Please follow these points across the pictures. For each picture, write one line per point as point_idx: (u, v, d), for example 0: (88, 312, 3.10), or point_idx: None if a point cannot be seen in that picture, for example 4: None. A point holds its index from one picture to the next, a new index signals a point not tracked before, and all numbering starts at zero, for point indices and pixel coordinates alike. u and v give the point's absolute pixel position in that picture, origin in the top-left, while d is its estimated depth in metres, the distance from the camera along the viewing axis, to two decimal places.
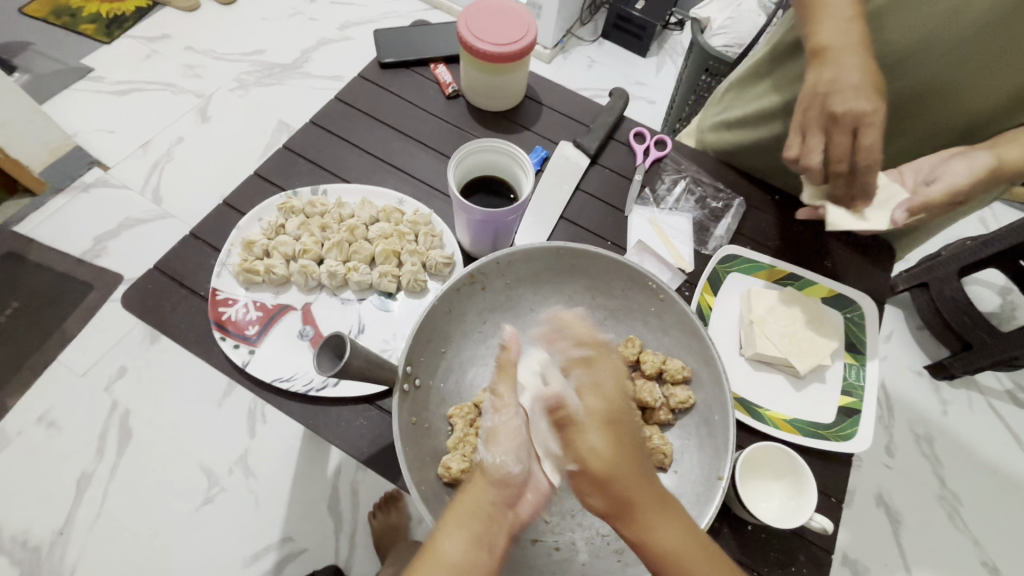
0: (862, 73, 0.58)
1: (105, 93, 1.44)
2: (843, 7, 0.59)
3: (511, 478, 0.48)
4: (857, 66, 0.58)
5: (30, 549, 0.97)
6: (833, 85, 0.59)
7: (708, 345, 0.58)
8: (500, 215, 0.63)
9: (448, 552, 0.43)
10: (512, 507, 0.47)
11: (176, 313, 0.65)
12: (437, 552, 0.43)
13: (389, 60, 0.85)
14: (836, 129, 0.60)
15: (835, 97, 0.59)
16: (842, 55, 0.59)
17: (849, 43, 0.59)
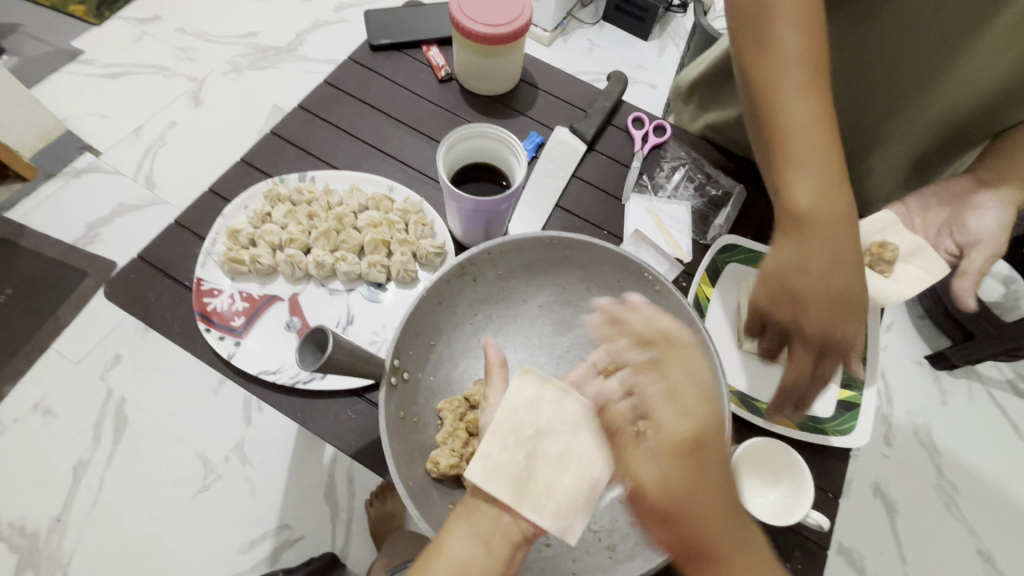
0: (827, 272, 0.49)
1: (95, 76, 1.41)
2: (824, 157, 0.53)
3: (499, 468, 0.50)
4: (828, 262, 0.49)
5: (28, 535, 0.98)
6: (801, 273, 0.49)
7: (704, 338, 0.56)
8: (491, 204, 0.61)
9: (453, 547, 0.46)
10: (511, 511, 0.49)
11: (160, 304, 0.64)
12: (443, 548, 0.46)
13: (381, 43, 0.82)
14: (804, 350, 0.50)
15: (797, 284, 0.49)
16: (817, 233, 0.50)
17: (828, 222, 0.50)
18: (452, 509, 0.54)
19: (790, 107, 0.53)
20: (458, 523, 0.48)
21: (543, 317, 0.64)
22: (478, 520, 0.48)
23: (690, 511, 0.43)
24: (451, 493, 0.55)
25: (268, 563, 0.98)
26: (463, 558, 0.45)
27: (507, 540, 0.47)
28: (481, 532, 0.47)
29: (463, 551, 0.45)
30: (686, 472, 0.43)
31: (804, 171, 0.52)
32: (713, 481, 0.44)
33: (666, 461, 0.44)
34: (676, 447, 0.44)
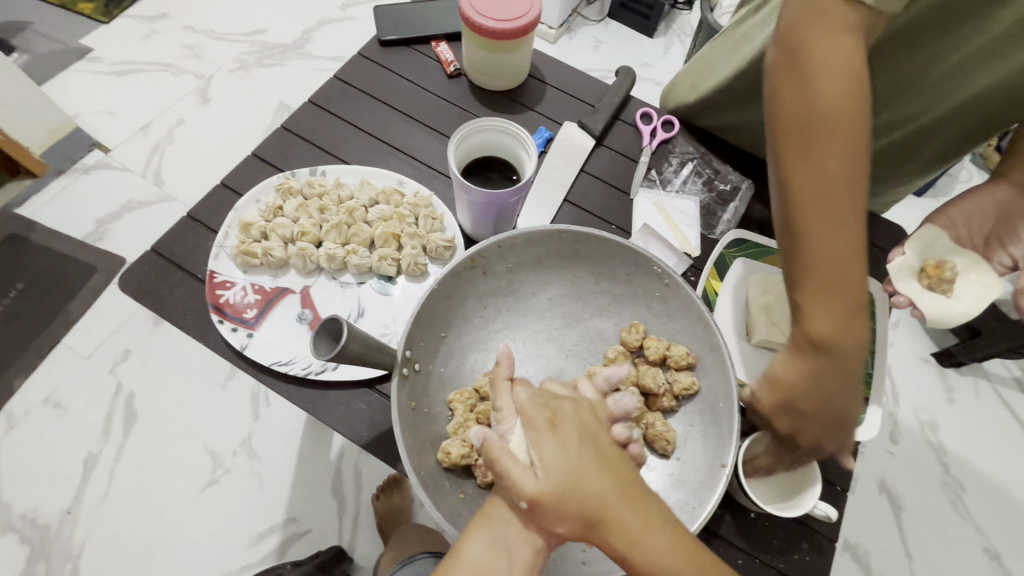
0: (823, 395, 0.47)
1: (104, 74, 1.42)
2: (837, 227, 0.45)
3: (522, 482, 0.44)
4: (843, 381, 0.46)
5: (39, 527, 0.99)
6: (798, 378, 0.47)
7: (714, 331, 0.57)
8: (501, 197, 0.61)
9: (470, 553, 0.42)
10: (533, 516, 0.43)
11: (174, 296, 0.65)
12: (461, 554, 0.42)
13: (390, 38, 0.83)
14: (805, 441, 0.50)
15: (798, 397, 0.48)
16: (831, 333, 0.45)
17: (848, 353, 0.45)
18: (463, 499, 0.54)
19: (827, 226, 0.45)
20: (477, 528, 0.43)
21: (552, 310, 0.65)
22: (496, 526, 0.43)
23: (572, 501, 0.41)
24: (461, 483, 0.56)
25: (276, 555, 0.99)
26: (482, 563, 0.41)
27: (530, 546, 0.42)
28: (503, 540, 0.42)
29: (482, 559, 0.41)
30: (565, 449, 0.42)
31: (829, 301, 0.45)
32: (590, 454, 0.43)
33: (546, 443, 0.43)
34: (552, 427, 0.43)
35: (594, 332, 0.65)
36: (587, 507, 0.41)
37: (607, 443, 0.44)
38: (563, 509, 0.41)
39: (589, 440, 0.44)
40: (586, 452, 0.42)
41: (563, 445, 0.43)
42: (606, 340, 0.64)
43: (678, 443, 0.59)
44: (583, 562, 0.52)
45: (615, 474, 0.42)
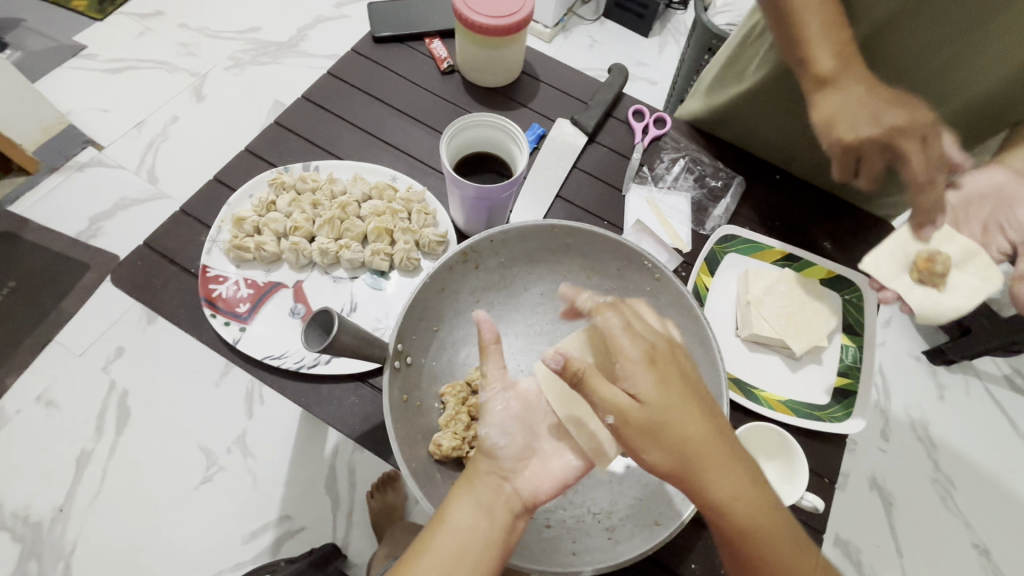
0: (866, 103, 0.58)
1: (97, 71, 1.42)
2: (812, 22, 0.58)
3: (501, 451, 0.50)
4: (865, 86, 0.58)
5: (31, 524, 0.99)
6: (842, 113, 0.59)
7: (704, 325, 0.57)
8: (493, 191, 0.61)
9: (455, 517, 0.45)
10: (510, 480, 0.48)
11: (167, 290, 0.65)
12: (446, 520, 0.46)
13: (383, 35, 0.83)
14: (902, 140, 0.57)
15: (843, 125, 0.59)
16: (846, 82, 0.59)
17: (852, 72, 0.58)
18: (454, 491, 0.55)
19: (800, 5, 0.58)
20: (460, 493, 0.47)
21: (544, 304, 0.65)
22: (479, 490, 0.47)
23: (665, 427, 0.44)
24: (453, 475, 0.56)
25: (270, 552, 0.99)
26: (468, 527, 0.45)
27: (508, 509, 0.46)
28: (485, 503, 0.46)
29: (465, 520, 0.45)
30: (663, 386, 0.45)
31: (824, 39, 0.58)
32: (682, 391, 0.46)
33: (644, 378, 0.45)
34: (650, 364, 0.46)
35: None
36: (676, 437, 0.44)
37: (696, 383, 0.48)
38: (654, 437, 0.44)
39: (682, 378, 0.47)
40: (679, 390, 0.45)
41: (660, 375, 0.46)
42: None
43: None
44: (573, 553, 0.52)
45: (704, 412, 0.46)
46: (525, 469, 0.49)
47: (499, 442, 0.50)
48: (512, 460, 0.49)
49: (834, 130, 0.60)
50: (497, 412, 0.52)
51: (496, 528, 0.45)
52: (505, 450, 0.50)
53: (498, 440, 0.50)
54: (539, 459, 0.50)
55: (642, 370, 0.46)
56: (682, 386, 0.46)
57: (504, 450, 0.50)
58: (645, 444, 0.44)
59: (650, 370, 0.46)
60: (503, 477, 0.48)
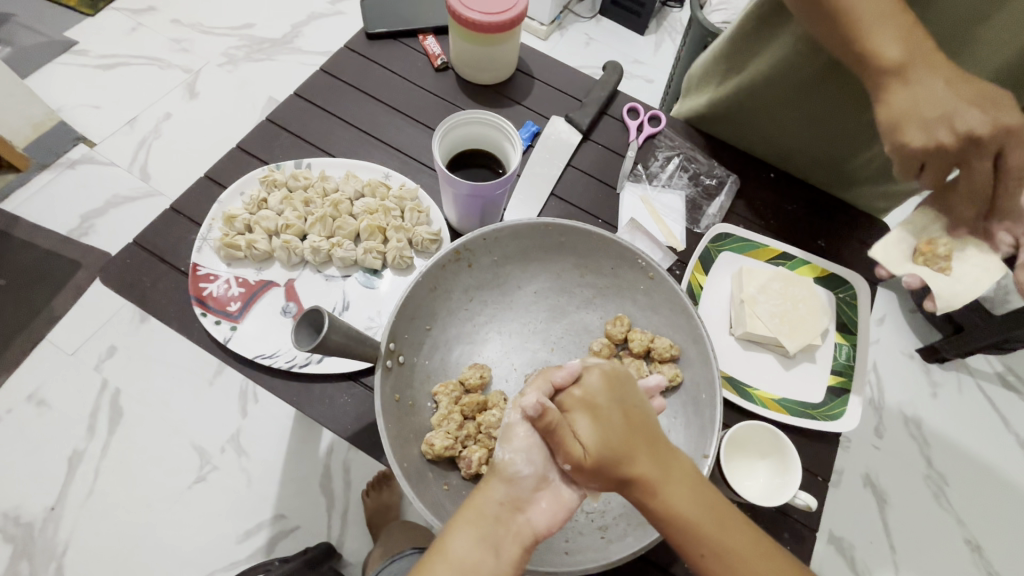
0: (937, 99, 0.51)
1: (89, 67, 1.40)
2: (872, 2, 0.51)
3: (521, 478, 0.47)
4: (944, 78, 0.51)
5: (22, 525, 0.98)
6: (912, 112, 0.52)
7: (697, 324, 0.57)
8: (487, 189, 0.61)
9: (457, 547, 0.43)
10: (521, 511, 0.47)
11: (156, 288, 0.64)
12: (445, 548, 0.43)
13: (377, 31, 0.82)
14: (975, 154, 0.51)
15: (911, 127, 0.52)
16: (921, 74, 0.51)
17: (923, 62, 0.51)
18: (446, 490, 0.54)
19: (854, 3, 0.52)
20: (465, 523, 0.44)
21: (537, 303, 0.65)
22: (486, 522, 0.45)
23: (609, 468, 0.46)
24: (445, 474, 0.56)
25: (263, 552, 0.99)
26: (471, 558, 0.42)
27: (518, 543, 0.45)
28: (491, 537, 0.44)
29: (469, 554, 0.43)
30: (600, 423, 0.47)
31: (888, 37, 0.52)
32: (622, 421, 0.48)
33: (582, 420, 0.47)
34: (585, 406, 0.48)
35: (579, 325, 0.65)
36: (623, 468, 0.46)
37: (638, 412, 0.49)
38: (603, 472, 0.46)
39: (621, 410, 0.48)
40: (620, 421, 0.47)
41: (598, 420, 0.47)
42: (591, 333, 0.65)
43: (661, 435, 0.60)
44: (566, 552, 0.52)
45: (644, 438, 0.47)
46: (539, 499, 0.48)
47: (521, 468, 0.48)
48: (530, 489, 0.47)
49: (899, 133, 0.53)
50: (520, 438, 0.49)
51: (501, 563, 0.43)
52: (526, 479, 0.48)
53: (522, 467, 0.48)
54: (554, 489, 0.48)
55: (582, 411, 0.48)
56: (617, 423, 0.47)
57: (528, 478, 0.48)
58: (589, 479, 0.47)
59: (589, 418, 0.48)
60: (517, 507, 0.47)
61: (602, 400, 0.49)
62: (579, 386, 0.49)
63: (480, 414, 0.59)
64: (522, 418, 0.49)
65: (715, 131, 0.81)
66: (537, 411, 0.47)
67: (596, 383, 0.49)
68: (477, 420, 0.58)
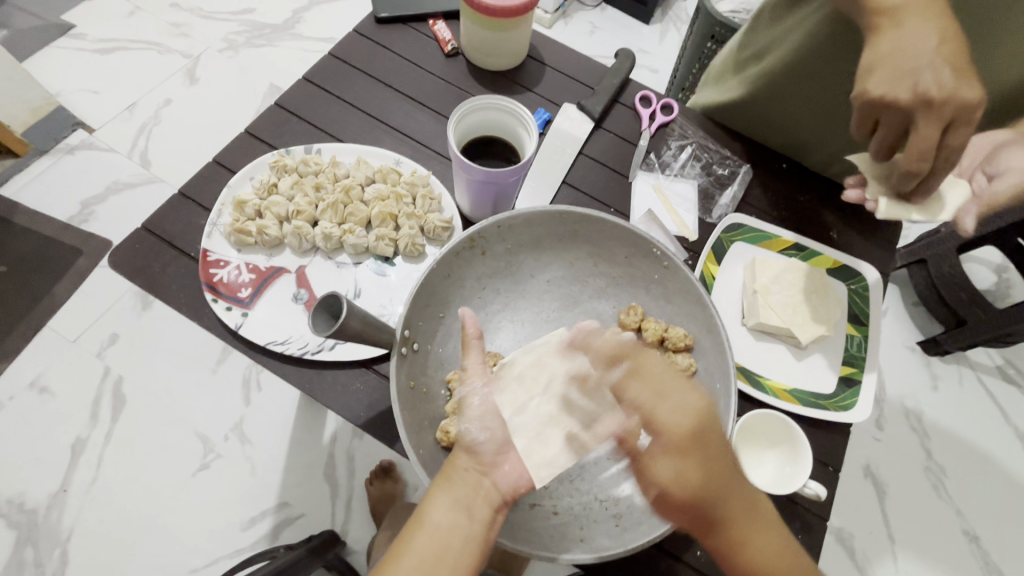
0: (907, 54, 0.49)
1: (87, 51, 1.38)
2: None
3: (480, 444, 0.49)
4: (935, 33, 0.48)
5: (27, 511, 0.98)
6: (875, 62, 0.50)
7: (712, 314, 0.57)
8: (500, 176, 0.60)
9: (433, 516, 0.45)
10: (489, 475, 0.48)
11: (166, 274, 0.63)
12: (423, 518, 0.45)
13: (385, 15, 0.81)
14: (923, 115, 0.49)
15: (874, 76, 0.50)
16: (903, 24, 0.49)
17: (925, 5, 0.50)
18: None
19: None
20: (437, 493, 0.46)
21: (550, 292, 0.64)
22: (458, 486, 0.46)
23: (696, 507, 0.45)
24: None
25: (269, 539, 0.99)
26: (446, 525, 0.44)
27: (487, 504, 0.46)
28: (463, 501, 0.46)
29: (445, 520, 0.45)
30: (691, 470, 0.45)
31: None
32: (715, 470, 0.45)
33: (669, 460, 0.45)
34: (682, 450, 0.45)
35: (593, 314, 0.65)
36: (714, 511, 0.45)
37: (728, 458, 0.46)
38: (691, 508, 0.45)
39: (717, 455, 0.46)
40: (714, 469, 0.45)
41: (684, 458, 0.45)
42: (604, 322, 0.64)
43: None
44: (581, 539, 0.52)
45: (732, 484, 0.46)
46: (501, 463, 0.49)
47: (479, 434, 0.50)
48: (491, 453, 0.49)
49: (867, 78, 0.51)
50: (475, 407, 0.51)
51: (476, 525, 0.45)
52: (484, 445, 0.49)
53: (479, 434, 0.50)
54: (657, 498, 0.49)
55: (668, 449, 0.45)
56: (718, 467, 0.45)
57: (487, 442, 0.49)
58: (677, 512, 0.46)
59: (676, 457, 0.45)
60: (483, 471, 0.48)
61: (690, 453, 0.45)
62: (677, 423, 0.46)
63: None
64: (472, 391, 0.52)
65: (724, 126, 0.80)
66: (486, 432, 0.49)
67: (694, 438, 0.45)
68: None
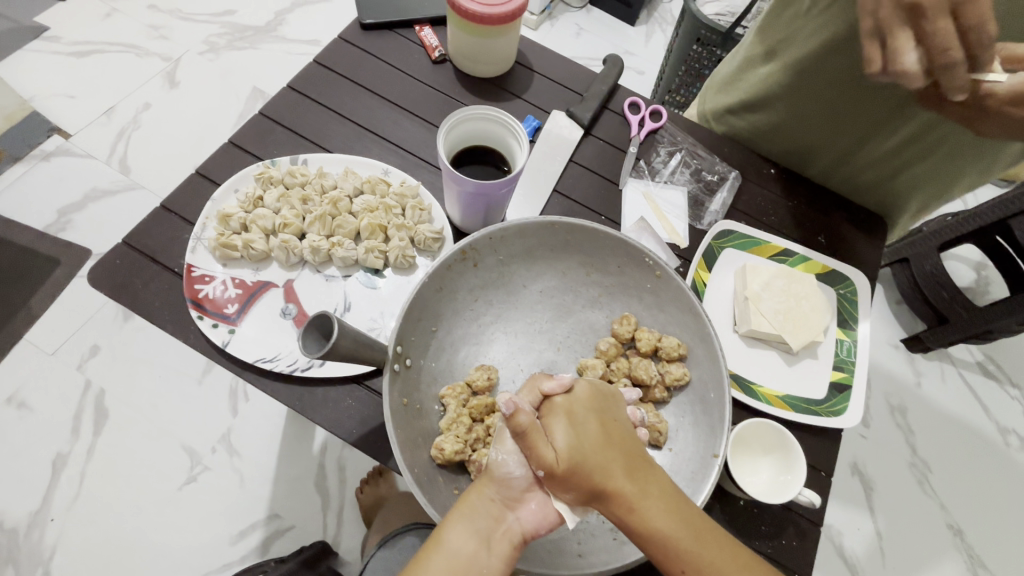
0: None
1: (62, 54, 1.34)
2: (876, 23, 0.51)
3: (512, 479, 0.49)
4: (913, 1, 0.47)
5: (6, 531, 0.95)
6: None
7: (705, 322, 0.57)
8: (492, 187, 0.59)
9: (451, 540, 0.46)
10: (511, 509, 0.49)
11: (149, 290, 0.61)
12: (442, 541, 0.46)
13: (371, 22, 0.80)
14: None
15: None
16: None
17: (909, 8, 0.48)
18: (456, 495, 0.53)
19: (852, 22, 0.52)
20: (458, 519, 0.47)
21: (543, 303, 0.64)
22: (479, 516, 0.47)
23: (583, 474, 0.46)
24: (455, 478, 0.55)
25: (258, 553, 0.97)
26: (464, 554, 0.45)
27: (507, 540, 0.47)
28: (483, 532, 0.47)
29: (464, 548, 0.46)
30: (576, 430, 0.48)
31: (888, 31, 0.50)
32: (599, 430, 0.49)
33: (558, 427, 0.49)
34: (563, 414, 0.49)
35: (585, 324, 0.64)
36: (596, 478, 0.46)
37: (616, 425, 0.50)
38: (576, 479, 0.46)
39: (598, 420, 0.50)
40: (596, 428, 0.49)
41: (573, 427, 0.49)
42: (597, 332, 0.64)
43: (669, 434, 0.60)
44: (580, 554, 0.51)
45: (619, 449, 0.48)
46: (529, 500, 0.49)
47: (513, 469, 0.50)
48: (519, 489, 0.49)
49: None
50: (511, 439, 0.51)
51: (491, 556, 0.46)
52: (517, 480, 0.49)
53: (513, 468, 0.50)
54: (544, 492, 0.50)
55: (559, 416, 0.49)
56: (599, 428, 0.49)
57: (518, 479, 0.49)
58: (565, 487, 0.47)
59: (565, 425, 0.49)
60: (507, 505, 0.49)
61: (580, 409, 0.50)
62: (565, 395, 0.51)
63: (489, 416, 0.58)
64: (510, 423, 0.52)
65: (722, 129, 0.85)
66: (512, 411, 0.48)
67: (583, 397, 0.51)
68: (486, 422, 0.57)
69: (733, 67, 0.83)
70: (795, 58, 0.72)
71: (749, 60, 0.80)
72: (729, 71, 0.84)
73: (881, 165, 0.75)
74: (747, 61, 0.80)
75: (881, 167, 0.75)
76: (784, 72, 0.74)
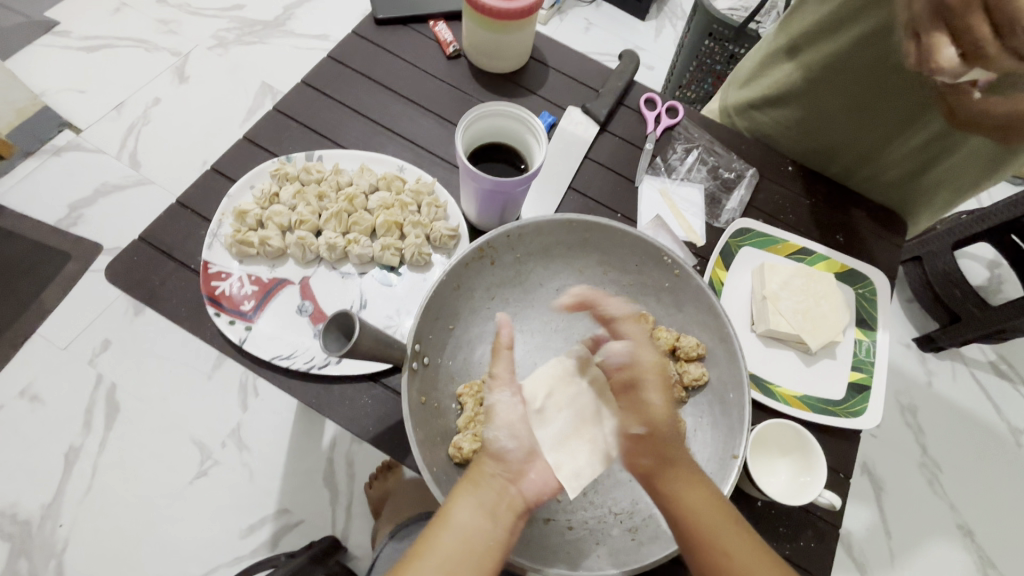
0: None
1: (71, 49, 1.34)
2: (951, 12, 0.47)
3: (507, 452, 0.51)
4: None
5: (19, 523, 0.95)
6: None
7: (725, 322, 0.56)
8: (510, 185, 0.59)
9: (458, 516, 0.45)
10: (514, 482, 0.49)
11: (166, 287, 0.61)
12: (450, 517, 0.45)
13: (385, 17, 0.79)
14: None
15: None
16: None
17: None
18: None
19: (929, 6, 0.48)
20: (465, 494, 0.47)
21: (559, 301, 0.64)
22: (484, 491, 0.47)
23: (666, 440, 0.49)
24: None
25: (268, 547, 0.98)
26: (472, 526, 0.45)
27: (511, 510, 0.47)
28: (489, 504, 0.47)
29: (471, 521, 0.45)
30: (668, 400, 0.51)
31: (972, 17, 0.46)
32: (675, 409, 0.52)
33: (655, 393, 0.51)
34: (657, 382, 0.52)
35: None
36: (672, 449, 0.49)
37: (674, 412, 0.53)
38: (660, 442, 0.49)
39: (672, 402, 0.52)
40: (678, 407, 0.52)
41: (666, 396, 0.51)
42: None
43: (687, 434, 0.59)
44: (598, 555, 0.51)
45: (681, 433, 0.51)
46: (529, 473, 0.51)
47: (506, 443, 0.52)
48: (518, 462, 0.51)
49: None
50: (500, 415, 0.54)
51: (499, 528, 0.45)
52: (512, 453, 0.51)
53: (506, 442, 0.52)
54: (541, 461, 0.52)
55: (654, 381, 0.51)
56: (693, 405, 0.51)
57: (512, 451, 0.51)
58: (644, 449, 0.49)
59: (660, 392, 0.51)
60: (510, 480, 0.49)
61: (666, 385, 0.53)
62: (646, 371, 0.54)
63: None
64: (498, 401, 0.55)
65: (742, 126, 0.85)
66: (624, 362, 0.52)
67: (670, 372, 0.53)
68: None
69: (755, 62, 0.82)
70: (821, 53, 0.72)
71: (773, 55, 0.79)
72: (750, 67, 0.83)
73: (905, 163, 0.74)
74: (770, 56, 0.79)
75: (905, 165, 0.74)
76: (810, 66, 0.73)
